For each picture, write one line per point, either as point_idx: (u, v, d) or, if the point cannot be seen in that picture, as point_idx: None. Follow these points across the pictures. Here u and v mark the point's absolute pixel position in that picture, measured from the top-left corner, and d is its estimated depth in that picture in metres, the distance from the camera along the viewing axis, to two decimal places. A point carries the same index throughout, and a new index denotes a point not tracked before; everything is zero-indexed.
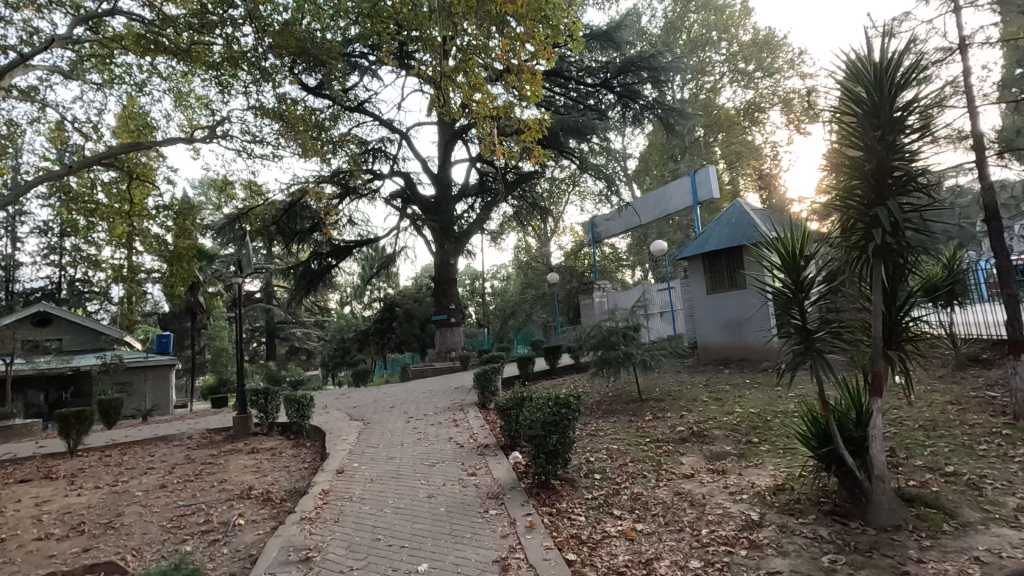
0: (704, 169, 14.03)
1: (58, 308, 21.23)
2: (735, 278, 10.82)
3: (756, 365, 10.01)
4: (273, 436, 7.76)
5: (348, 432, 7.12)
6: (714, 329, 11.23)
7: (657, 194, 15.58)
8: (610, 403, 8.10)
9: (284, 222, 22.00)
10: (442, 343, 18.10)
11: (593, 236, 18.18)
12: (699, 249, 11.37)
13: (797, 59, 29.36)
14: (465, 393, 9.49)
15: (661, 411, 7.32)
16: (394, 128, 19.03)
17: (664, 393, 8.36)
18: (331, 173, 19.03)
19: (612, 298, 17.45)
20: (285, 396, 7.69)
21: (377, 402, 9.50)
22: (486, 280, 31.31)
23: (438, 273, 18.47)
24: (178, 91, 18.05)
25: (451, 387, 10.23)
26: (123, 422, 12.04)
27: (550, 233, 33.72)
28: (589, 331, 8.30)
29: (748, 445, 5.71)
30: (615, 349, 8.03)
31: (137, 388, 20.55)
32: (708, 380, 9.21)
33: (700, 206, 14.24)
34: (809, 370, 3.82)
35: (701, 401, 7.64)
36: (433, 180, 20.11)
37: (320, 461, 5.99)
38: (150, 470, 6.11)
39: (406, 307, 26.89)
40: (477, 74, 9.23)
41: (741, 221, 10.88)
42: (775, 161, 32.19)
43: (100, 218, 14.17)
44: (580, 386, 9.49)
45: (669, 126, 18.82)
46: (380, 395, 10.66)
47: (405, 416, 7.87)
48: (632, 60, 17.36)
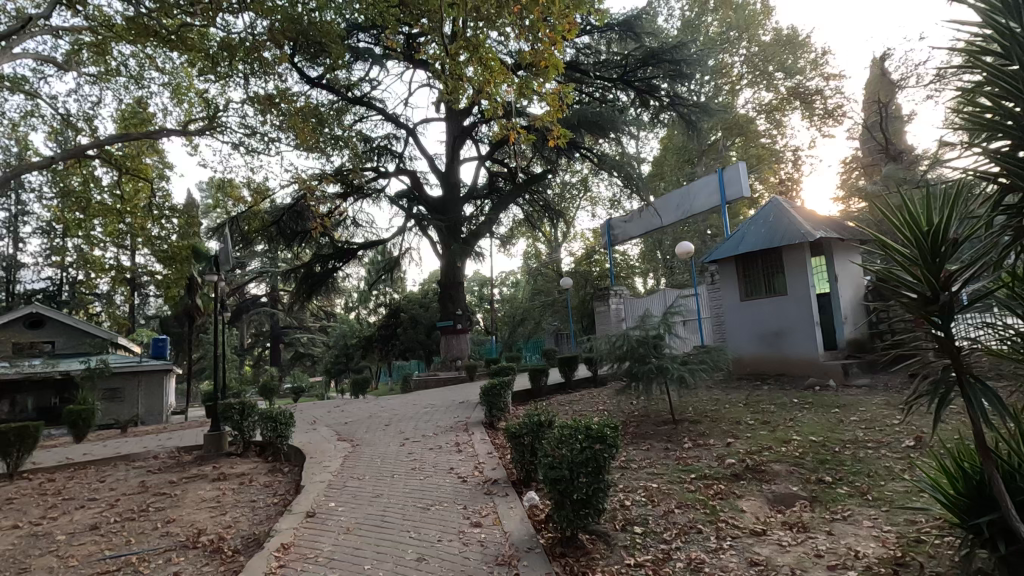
0: (733, 165, 12.90)
1: (50, 309, 20.45)
2: (772, 283, 9.70)
3: (801, 382, 8.83)
4: (248, 459, 6.70)
5: (332, 457, 6.06)
6: (748, 340, 10.07)
7: (679, 193, 14.45)
8: (639, 426, 6.96)
9: (285, 222, 21.14)
10: (447, 351, 17.02)
11: (609, 239, 17.07)
12: (731, 250, 10.26)
13: (820, 60, 28.28)
14: (470, 408, 8.43)
15: (702, 437, 6.18)
16: (401, 123, 18.14)
17: (701, 413, 7.22)
18: (334, 171, 18.16)
19: (630, 307, 16.34)
20: (262, 412, 6.64)
21: (371, 418, 8.43)
22: (495, 286, 30.31)
23: (444, 276, 17.42)
24: (178, 85, 17.31)
25: (456, 402, 9.15)
26: (98, 434, 11.05)
27: (561, 239, 32.69)
28: (614, 341, 7.20)
29: (822, 487, 4.57)
30: (645, 363, 6.90)
31: (129, 394, 19.70)
32: (748, 398, 8.08)
33: (728, 205, 13.08)
34: (970, 406, 2.61)
35: (748, 425, 6.50)
36: (440, 179, 19.13)
37: (290, 498, 4.90)
38: (90, 503, 5.09)
39: (412, 312, 25.91)
40: (488, 54, 8.50)
41: (779, 220, 9.80)
42: (796, 166, 31.01)
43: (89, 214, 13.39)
44: (601, 403, 8.37)
45: (690, 124, 17.76)
46: (376, 409, 9.59)
47: (400, 437, 6.80)
48: (653, 52, 16.40)
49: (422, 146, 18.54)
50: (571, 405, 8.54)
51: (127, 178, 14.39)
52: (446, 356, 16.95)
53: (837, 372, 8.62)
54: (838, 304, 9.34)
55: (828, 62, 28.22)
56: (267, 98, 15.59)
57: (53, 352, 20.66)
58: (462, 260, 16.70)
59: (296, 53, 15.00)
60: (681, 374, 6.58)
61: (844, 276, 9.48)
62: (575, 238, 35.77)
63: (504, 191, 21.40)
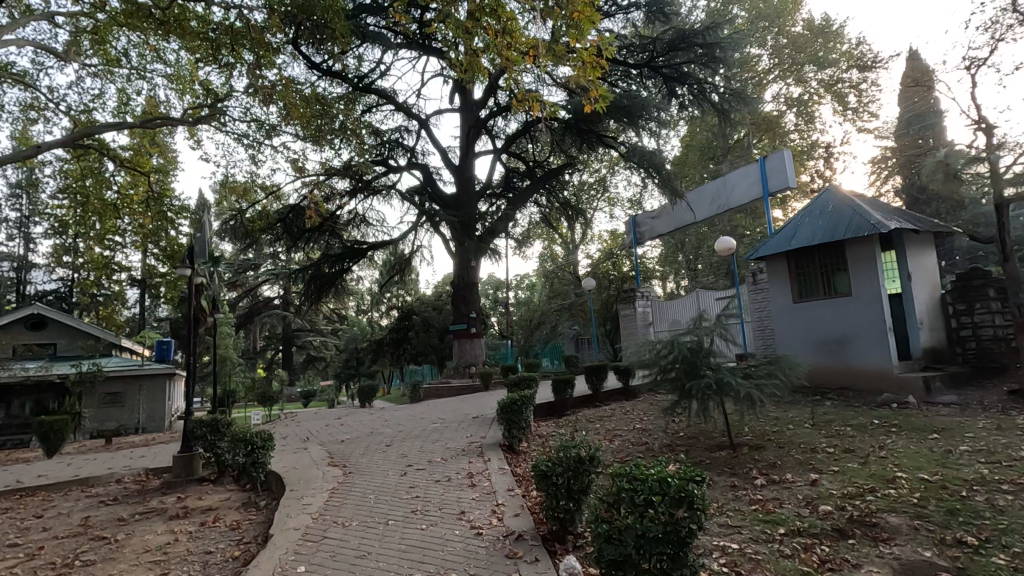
0: (777, 153, 11.60)
1: (52, 309, 19.79)
2: (833, 282, 8.43)
3: (872, 398, 7.54)
4: (221, 487, 5.64)
5: (318, 489, 4.97)
6: (804, 347, 8.78)
7: (714, 185, 13.19)
8: (689, 454, 5.75)
9: (292, 220, 20.23)
10: (460, 356, 15.88)
11: (635, 237, 15.79)
12: (781, 245, 9.02)
13: (854, 51, 26.77)
14: (486, 425, 7.28)
15: (774, 470, 4.97)
16: (413, 115, 17.13)
17: (764, 437, 6.00)
18: (342, 166, 17.19)
19: (659, 310, 15.07)
20: (236, 432, 5.56)
21: (372, 435, 7.33)
22: (510, 289, 29.22)
23: (458, 277, 16.30)
24: (181, 76, 16.46)
25: (469, 416, 8.00)
26: (78, 447, 10.11)
27: (578, 240, 31.43)
28: (658, 348, 5.99)
29: (968, 554, 3.35)
30: (700, 376, 5.68)
31: (130, 400, 18.91)
32: (814, 417, 6.82)
33: (771, 197, 11.77)
34: None
35: (829, 455, 5.26)
36: (454, 174, 18.04)
37: (254, 552, 3.82)
38: (8, 553, 4.06)
39: (424, 315, 24.87)
40: (509, 18, 7.54)
41: (839, 210, 8.54)
42: (828, 162, 29.39)
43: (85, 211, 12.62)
44: (640, 424, 7.17)
45: (723, 114, 16.48)
46: (380, 424, 8.48)
47: (403, 463, 5.69)
48: (682, 35, 15.27)
49: (435, 139, 17.50)
50: (604, 425, 7.37)
51: (123, 173, 13.51)
52: (459, 361, 15.81)
53: (916, 388, 7.32)
54: (913, 308, 8.04)
55: (863, 52, 26.65)
56: (270, 86, 14.66)
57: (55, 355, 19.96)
58: (476, 258, 15.54)
59: (299, 36, 14.10)
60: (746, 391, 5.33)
61: (918, 275, 8.17)
62: (593, 240, 34.51)
63: (520, 187, 20.24)
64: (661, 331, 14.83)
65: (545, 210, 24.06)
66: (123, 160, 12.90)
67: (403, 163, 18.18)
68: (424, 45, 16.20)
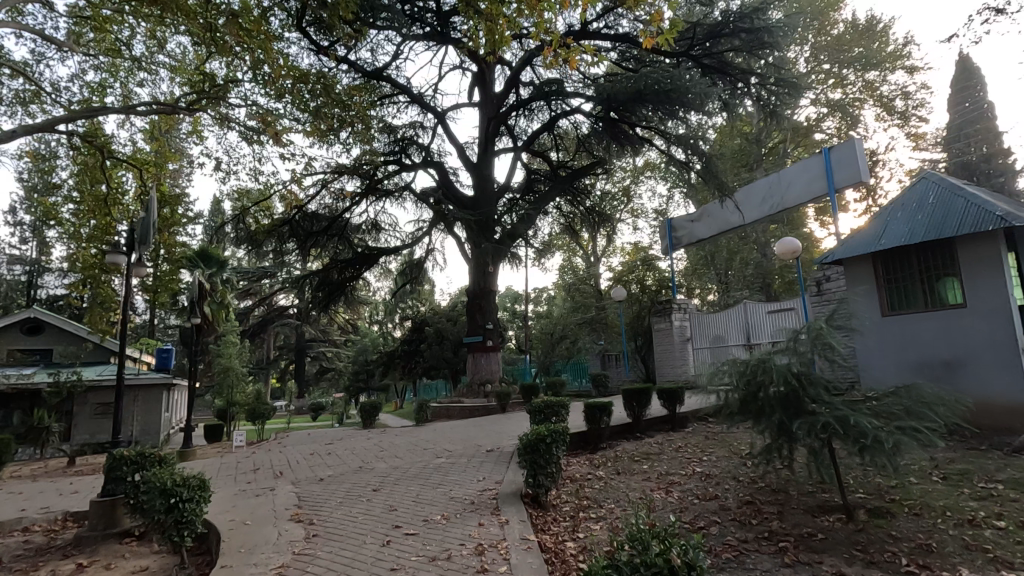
0: (845, 143, 9.93)
1: (47, 313, 18.82)
2: (936, 290, 6.80)
3: (1002, 441, 5.84)
4: (144, 549, 4.18)
5: (264, 566, 3.47)
6: (899, 369, 7.11)
7: (767, 182, 11.56)
8: (785, 519, 4.16)
9: (299, 223, 19.03)
10: (474, 372, 14.27)
11: (670, 241, 14.15)
12: (868, 246, 7.40)
13: (900, 52, 24.93)
14: (503, 464, 5.74)
15: (931, 560, 3.34)
16: (430, 106, 15.75)
17: (885, 498, 4.37)
18: (350, 164, 15.91)
19: (698, 324, 13.38)
20: (158, 475, 3.98)
21: (359, 472, 5.87)
22: (529, 301, 27.71)
23: (473, 284, 14.80)
24: (183, 65, 15.28)
25: (482, 450, 6.47)
26: (33, 470, 8.83)
27: (601, 252, 29.78)
28: (743, 369, 4.38)
29: None
30: (808, 414, 4.01)
31: (123, 411, 17.80)
32: (938, 466, 5.14)
33: (839, 193, 10.07)
34: None
35: (1004, 536, 3.60)
36: (471, 173, 16.63)
37: None
38: None
39: (438, 326, 23.39)
40: None
41: (940, 203, 6.95)
42: (870, 171, 27.41)
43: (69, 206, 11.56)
44: (701, 469, 5.59)
45: (770, 109, 14.83)
46: (375, 453, 7.00)
47: (391, 523, 4.17)
48: (726, 19, 13.71)
49: (451, 135, 16.11)
50: (653, 466, 5.81)
51: (114, 166, 12.39)
52: (473, 378, 14.18)
53: None
54: None
55: (910, 53, 24.77)
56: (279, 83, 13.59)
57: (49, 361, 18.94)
58: (493, 264, 14.01)
59: (304, 16, 13.02)
60: (886, 435, 3.64)
61: None
62: (615, 252, 32.88)
63: (542, 190, 18.77)
64: (701, 348, 13.12)
65: (568, 215, 22.53)
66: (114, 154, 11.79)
67: (418, 160, 16.79)
68: (442, 32, 15.00)
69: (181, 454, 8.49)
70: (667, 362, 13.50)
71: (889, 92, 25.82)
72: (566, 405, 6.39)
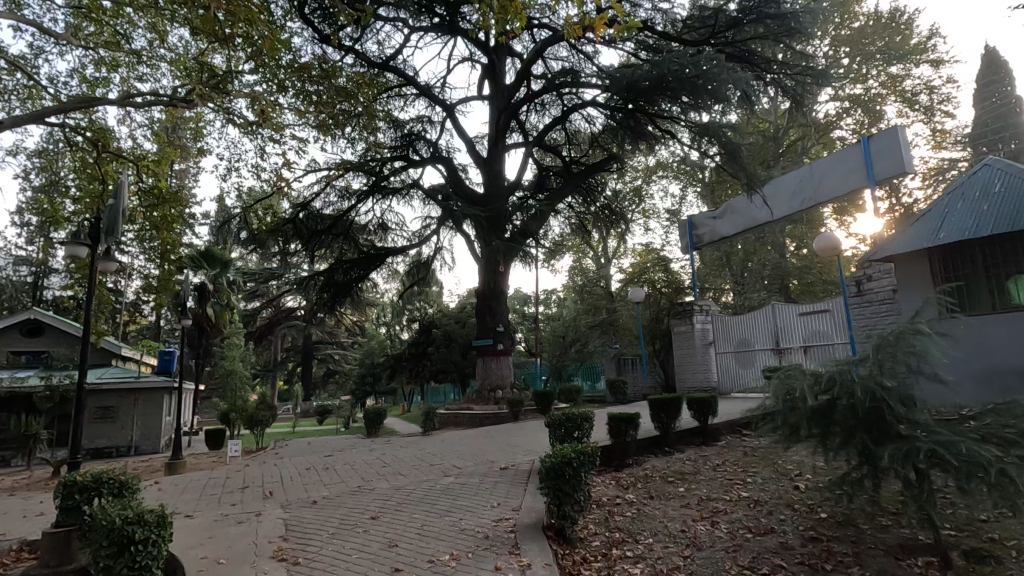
0: (887, 131, 9.16)
1: (48, 314, 18.38)
2: (1006, 289, 6.13)
3: None
4: None
5: None
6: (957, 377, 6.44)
7: (799, 175, 10.84)
8: (864, 565, 3.46)
9: (303, 222, 18.50)
10: (485, 377, 13.57)
11: (691, 239, 13.48)
12: (926, 238, 6.67)
13: (925, 45, 23.97)
14: (521, 487, 5.07)
15: None
16: (438, 99, 15.13)
17: (985, 538, 3.64)
18: (357, 160, 15.32)
19: (721, 326, 12.61)
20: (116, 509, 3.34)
21: (357, 494, 5.19)
22: (539, 303, 27.05)
23: (484, 284, 14.13)
24: (184, 59, 14.74)
25: (496, 467, 5.80)
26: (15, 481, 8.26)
27: (612, 252, 29.02)
28: (814, 382, 3.65)
29: None
30: (901, 439, 3.29)
31: (123, 415, 17.33)
32: None
33: (880, 185, 9.30)
34: None
35: None
36: (481, 169, 15.96)
37: None
38: None
39: (446, 328, 22.75)
40: None
41: (1006, 189, 6.27)
42: None
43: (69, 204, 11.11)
44: (747, 493, 4.89)
45: (797, 100, 14.01)
46: (378, 468, 6.35)
47: (392, 565, 3.50)
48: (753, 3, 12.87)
49: (461, 129, 15.46)
50: (691, 488, 5.11)
51: (111, 165, 11.89)
52: (483, 383, 13.47)
53: None
54: None
55: (936, 46, 23.82)
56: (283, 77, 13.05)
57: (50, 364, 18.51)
58: (505, 263, 13.33)
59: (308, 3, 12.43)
60: (1010, 469, 2.92)
61: None
62: (626, 253, 32.14)
63: (554, 187, 18.10)
64: (726, 351, 12.35)
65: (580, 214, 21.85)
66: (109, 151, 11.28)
67: (426, 156, 16.16)
68: (451, 21, 14.39)
69: (169, 467, 7.86)
70: (689, 367, 12.74)
71: (913, 87, 24.88)
72: (589, 418, 5.68)
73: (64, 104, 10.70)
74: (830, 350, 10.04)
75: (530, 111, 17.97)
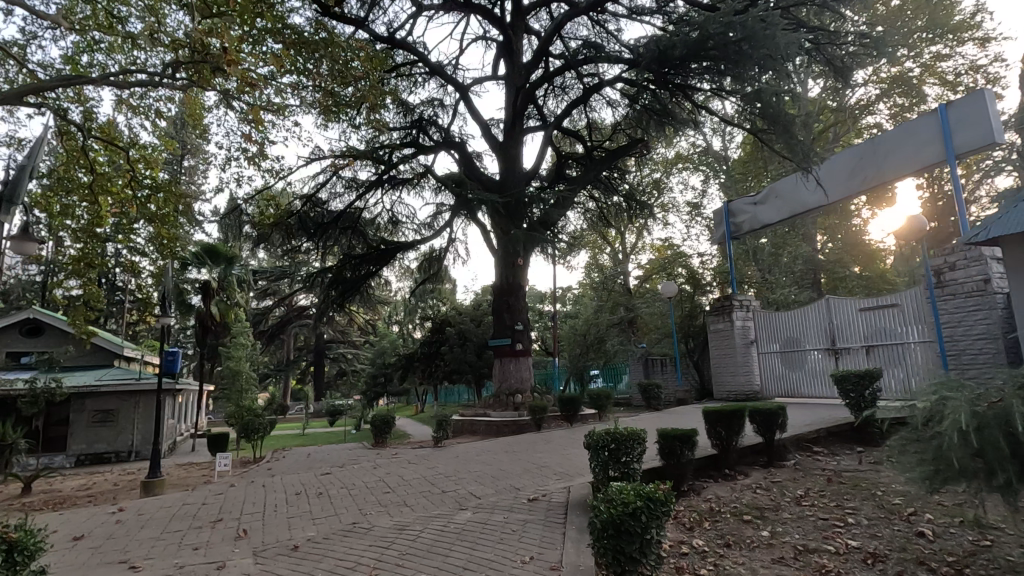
0: (968, 95, 7.89)
1: (46, 313, 17.50)
2: None
3: None
4: None
5: None
6: None
7: (856, 152, 9.63)
8: None
9: (309, 215, 17.53)
10: (503, 379, 12.45)
11: (729, 228, 12.35)
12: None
13: (971, 22, 22.27)
14: (558, 532, 3.95)
15: None
16: (451, 79, 14.05)
17: None
18: (364, 145, 14.28)
19: (765, 323, 11.37)
20: None
21: (351, 537, 4.11)
22: (556, 301, 25.91)
23: (501, 278, 12.99)
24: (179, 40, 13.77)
25: (523, 499, 4.70)
26: None
27: (632, 247, 27.75)
28: None
29: None
30: None
31: (123, 419, 16.54)
32: None
33: (960, 159, 8.03)
34: None
35: None
36: (497, 155, 14.85)
37: None
38: None
39: (459, 327, 21.68)
40: None
41: None
42: None
43: (52, 197, 10.19)
44: (858, 542, 3.73)
45: (844, 74, 12.69)
46: (379, 496, 5.27)
47: None
48: None
49: (475, 111, 14.33)
50: (780, 532, 3.95)
51: (100, 154, 10.99)
52: (502, 387, 12.35)
53: None
54: None
55: (983, 23, 22.12)
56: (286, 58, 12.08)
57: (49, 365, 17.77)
58: (524, 255, 12.22)
59: None
60: None
61: None
62: (644, 248, 30.87)
63: (575, 174, 16.92)
64: (772, 351, 11.12)
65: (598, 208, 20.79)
66: (98, 137, 10.43)
67: (437, 141, 15.09)
68: None
69: (144, 487, 6.83)
70: (728, 369, 11.55)
71: (953, 69, 23.28)
72: (642, 440, 4.50)
73: (43, 83, 9.78)
74: (897, 349, 8.77)
75: (548, 94, 16.87)
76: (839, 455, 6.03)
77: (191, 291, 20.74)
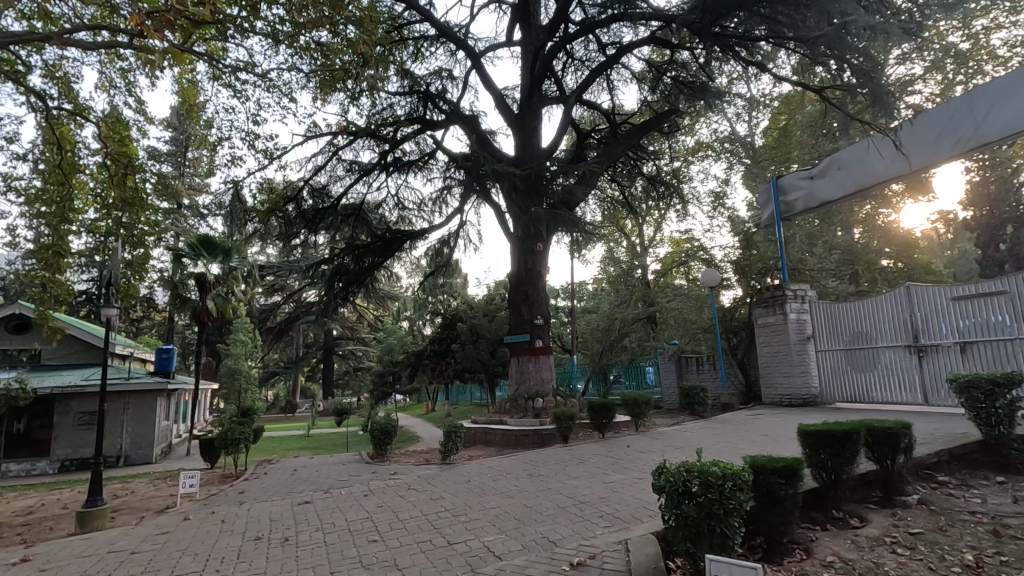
0: None
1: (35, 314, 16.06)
2: None
3: None
4: None
5: None
6: None
7: (952, 108, 7.96)
8: None
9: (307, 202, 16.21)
10: (521, 382, 11.04)
11: (778, 207, 10.88)
12: None
13: None
14: None
15: None
16: (461, 44, 12.57)
17: None
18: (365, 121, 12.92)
19: (824, 317, 9.81)
20: None
21: None
22: (574, 295, 24.37)
23: (518, 266, 11.53)
24: None
25: (563, 565, 3.27)
26: None
27: (654, 237, 26.11)
28: None
29: None
30: None
31: (110, 421, 15.43)
32: None
33: None
34: None
35: None
36: (512, 129, 13.36)
37: None
38: None
39: (471, 322, 20.24)
40: None
41: None
42: None
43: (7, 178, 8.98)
44: None
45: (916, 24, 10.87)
46: (363, 550, 3.86)
47: None
48: None
49: (489, 81, 12.85)
50: None
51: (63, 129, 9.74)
52: (519, 390, 10.93)
53: None
54: None
55: None
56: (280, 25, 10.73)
57: (37, 363, 16.74)
58: (545, 238, 10.74)
59: None
60: None
61: None
62: (663, 241, 29.28)
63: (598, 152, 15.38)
64: (832, 348, 9.58)
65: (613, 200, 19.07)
66: (65, 109, 9.23)
67: (446, 116, 13.66)
68: None
69: (82, 518, 5.52)
70: (779, 370, 10.03)
71: (1007, 40, 21.20)
72: (747, 482, 3.00)
73: None
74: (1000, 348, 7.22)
75: (566, 67, 15.34)
76: (979, 490, 4.50)
77: (188, 285, 19.64)
